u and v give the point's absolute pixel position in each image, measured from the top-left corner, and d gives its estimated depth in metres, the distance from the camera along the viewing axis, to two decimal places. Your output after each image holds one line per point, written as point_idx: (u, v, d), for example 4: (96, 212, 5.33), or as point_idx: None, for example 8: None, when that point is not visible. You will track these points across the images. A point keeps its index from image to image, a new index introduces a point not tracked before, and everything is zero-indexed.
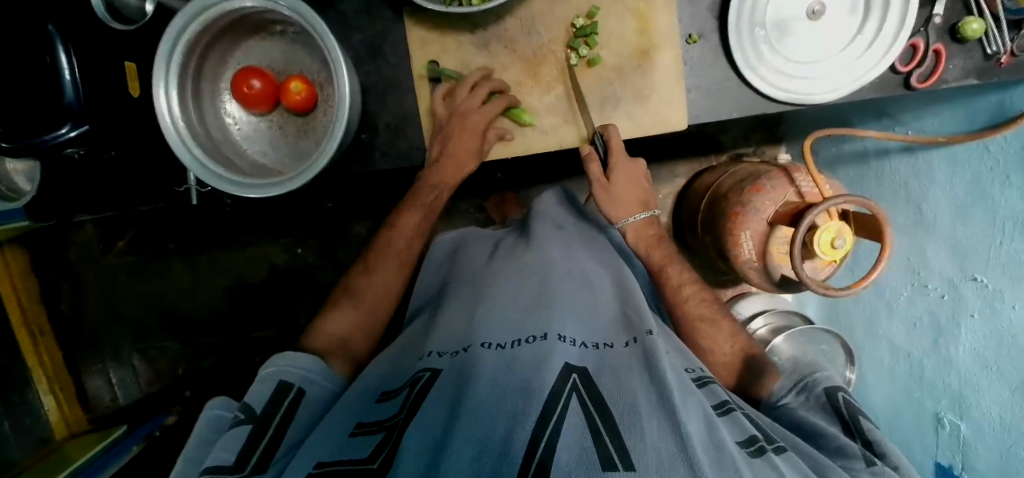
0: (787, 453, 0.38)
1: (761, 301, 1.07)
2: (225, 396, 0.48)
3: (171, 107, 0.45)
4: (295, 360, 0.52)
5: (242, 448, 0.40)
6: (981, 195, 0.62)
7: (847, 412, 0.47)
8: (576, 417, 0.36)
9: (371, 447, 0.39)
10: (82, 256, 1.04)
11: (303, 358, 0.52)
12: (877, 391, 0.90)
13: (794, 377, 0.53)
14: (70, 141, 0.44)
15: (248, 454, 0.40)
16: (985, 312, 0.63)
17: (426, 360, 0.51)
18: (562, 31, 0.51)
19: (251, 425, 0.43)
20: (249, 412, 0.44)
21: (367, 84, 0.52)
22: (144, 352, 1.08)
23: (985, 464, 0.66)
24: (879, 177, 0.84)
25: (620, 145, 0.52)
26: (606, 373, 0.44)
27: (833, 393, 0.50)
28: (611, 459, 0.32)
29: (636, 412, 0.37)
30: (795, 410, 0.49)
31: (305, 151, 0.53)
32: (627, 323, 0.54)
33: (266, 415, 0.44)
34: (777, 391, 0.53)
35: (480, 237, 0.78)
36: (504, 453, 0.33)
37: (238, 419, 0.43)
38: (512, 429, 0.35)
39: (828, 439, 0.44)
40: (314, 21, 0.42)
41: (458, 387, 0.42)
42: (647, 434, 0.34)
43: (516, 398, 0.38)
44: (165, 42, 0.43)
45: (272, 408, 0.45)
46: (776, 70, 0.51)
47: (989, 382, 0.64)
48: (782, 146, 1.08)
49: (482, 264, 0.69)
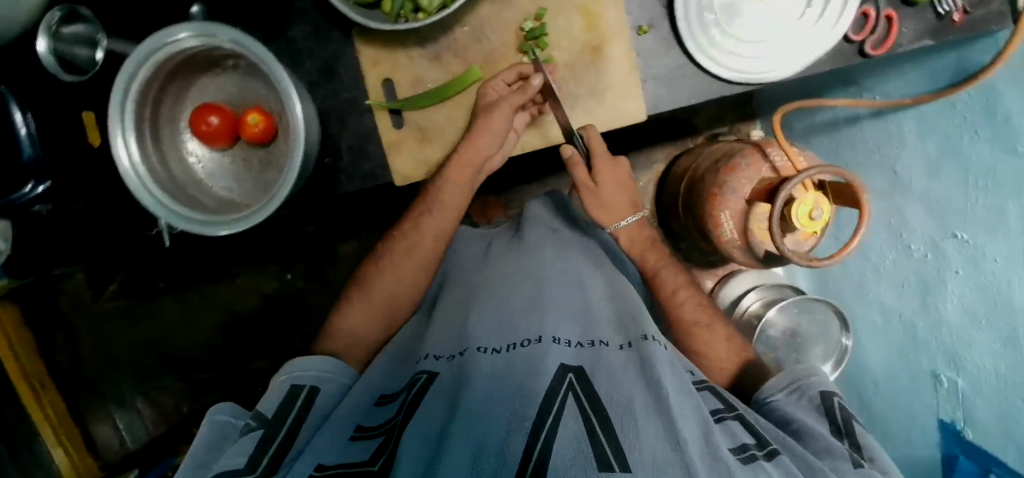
0: (777, 457, 0.39)
1: (750, 277, 1.07)
2: (232, 403, 0.48)
3: (131, 154, 0.45)
4: (306, 364, 0.51)
5: (253, 453, 0.40)
6: (954, 151, 0.63)
7: (840, 415, 0.47)
8: (571, 417, 0.36)
9: (373, 449, 0.40)
10: (74, 304, 1.05)
11: (315, 360, 0.52)
12: (874, 355, 0.90)
13: (787, 377, 0.52)
14: (38, 198, 0.45)
15: (262, 454, 0.40)
16: (969, 268, 0.63)
17: (423, 363, 0.51)
18: (512, 35, 0.52)
19: (263, 429, 0.42)
20: (261, 419, 0.44)
21: (324, 108, 0.52)
22: (147, 393, 1.09)
23: (986, 418, 0.66)
24: (853, 144, 0.84)
25: (601, 147, 0.54)
26: (601, 372, 0.43)
27: (828, 397, 0.49)
28: (607, 457, 0.32)
29: (632, 414, 0.37)
30: (783, 407, 0.49)
31: (270, 181, 0.53)
32: (620, 326, 0.55)
33: (276, 418, 0.44)
34: (768, 389, 0.52)
35: (471, 235, 0.78)
36: (503, 453, 0.33)
37: (250, 425, 0.43)
38: (507, 434, 0.34)
39: (815, 438, 0.43)
40: (259, 51, 0.42)
41: (455, 391, 0.42)
42: (644, 437, 0.34)
43: (510, 401, 0.38)
44: (116, 90, 0.43)
45: (281, 413, 0.44)
46: (729, 51, 0.51)
47: (981, 336, 0.64)
48: (756, 122, 1.08)
49: (476, 263, 0.69)
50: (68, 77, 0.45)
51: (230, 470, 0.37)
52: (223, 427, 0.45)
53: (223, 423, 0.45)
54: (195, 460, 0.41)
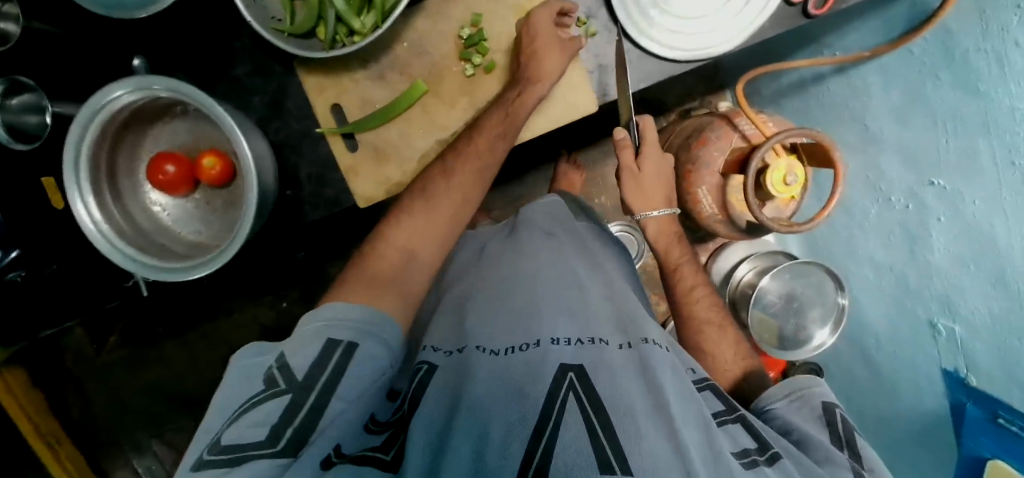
0: (778, 462, 0.40)
1: (741, 249, 1.07)
2: (258, 343, 0.43)
3: (92, 213, 0.45)
4: (340, 311, 0.42)
5: (277, 421, 0.34)
6: (920, 100, 0.62)
7: (843, 428, 0.47)
8: (573, 416, 0.36)
9: (383, 440, 0.38)
10: (78, 359, 1.06)
11: (353, 308, 0.42)
12: (871, 311, 0.89)
13: (788, 386, 0.52)
14: (13, 264, 0.49)
15: (283, 428, 0.34)
16: (951, 215, 0.63)
17: (423, 353, 0.52)
18: (451, 44, 0.52)
19: (291, 394, 0.36)
20: (289, 377, 0.37)
21: (278, 142, 0.53)
22: (163, 437, 1.10)
23: (988, 362, 0.65)
24: (821, 101, 0.83)
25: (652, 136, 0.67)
26: (601, 370, 0.43)
27: (831, 408, 0.49)
28: (609, 460, 0.32)
29: (632, 415, 0.37)
30: (786, 417, 0.49)
31: (235, 220, 0.54)
32: (620, 324, 0.55)
33: (308, 384, 0.37)
34: (769, 397, 0.53)
35: (471, 236, 0.78)
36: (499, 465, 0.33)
37: (275, 386, 0.36)
38: (507, 434, 0.35)
39: (817, 448, 0.44)
40: (190, 93, 0.42)
41: (455, 391, 0.42)
42: (646, 440, 0.35)
43: (510, 404, 0.38)
44: (67, 154, 0.43)
45: (317, 371, 0.37)
46: (668, 30, 0.51)
47: (971, 284, 0.64)
48: (727, 92, 1.08)
49: (473, 263, 0.70)
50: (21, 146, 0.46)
51: (248, 454, 0.32)
52: (249, 369, 0.40)
53: (249, 365, 0.40)
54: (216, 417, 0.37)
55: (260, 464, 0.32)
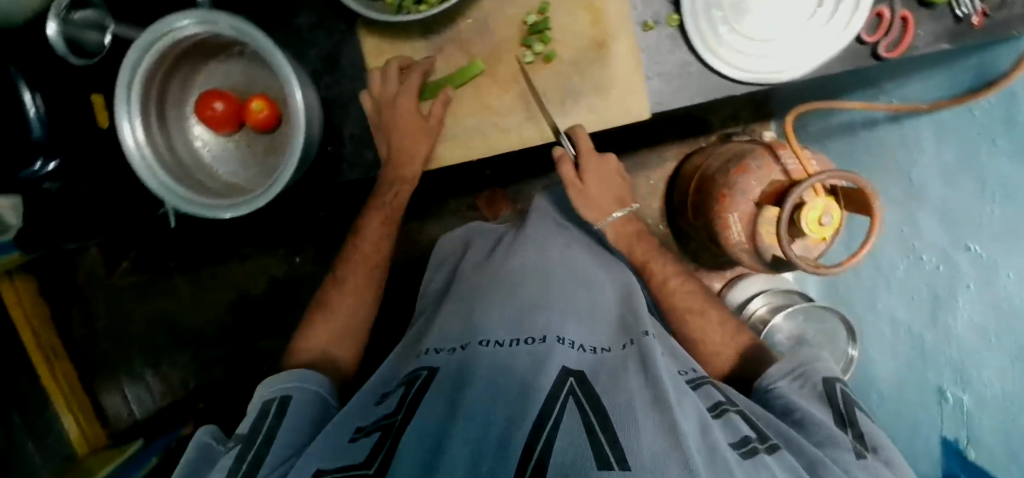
0: (779, 452, 0.39)
1: (758, 283, 1.04)
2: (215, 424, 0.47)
3: (138, 137, 0.46)
4: (276, 380, 0.51)
5: (234, 465, 0.40)
6: (969, 160, 0.61)
7: (844, 403, 0.46)
8: (570, 416, 0.37)
9: (369, 450, 0.39)
10: (90, 278, 1.08)
11: (286, 374, 0.51)
12: (881, 368, 0.88)
13: (791, 362, 0.51)
14: (49, 175, 0.45)
15: (240, 466, 0.39)
16: (981, 282, 0.61)
17: (425, 357, 0.53)
18: (515, 29, 0.51)
19: (241, 445, 0.42)
20: (236, 435, 0.44)
21: (327, 98, 0.53)
22: (157, 368, 1.12)
23: (992, 438, 0.64)
24: (868, 147, 0.82)
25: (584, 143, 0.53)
26: (602, 375, 0.44)
27: (832, 383, 0.48)
28: (606, 456, 0.32)
29: (632, 412, 0.37)
30: (788, 394, 0.48)
31: (273, 167, 0.54)
32: (623, 326, 0.55)
33: (252, 433, 0.43)
34: (771, 375, 0.50)
35: (483, 231, 0.78)
36: (503, 449, 0.33)
37: (232, 444, 0.43)
38: (508, 428, 0.35)
39: (819, 429, 0.43)
40: (256, 36, 0.42)
41: (457, 384, 0.43)
42: (644, 435, 0.35)
43: (511, 400, 0.39)
44: (123, 76, 0.43)
45: (256, 425, 0.44)
46: (735, 51, 0.50)
47: (990, 354, 0.62)
48: (771, 123, 1.06)
49: (483, 259, 0.69)
50: (78, 59, 0.45)
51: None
52: (204, 449, 0.44)
53: (204, 445, 0.44)
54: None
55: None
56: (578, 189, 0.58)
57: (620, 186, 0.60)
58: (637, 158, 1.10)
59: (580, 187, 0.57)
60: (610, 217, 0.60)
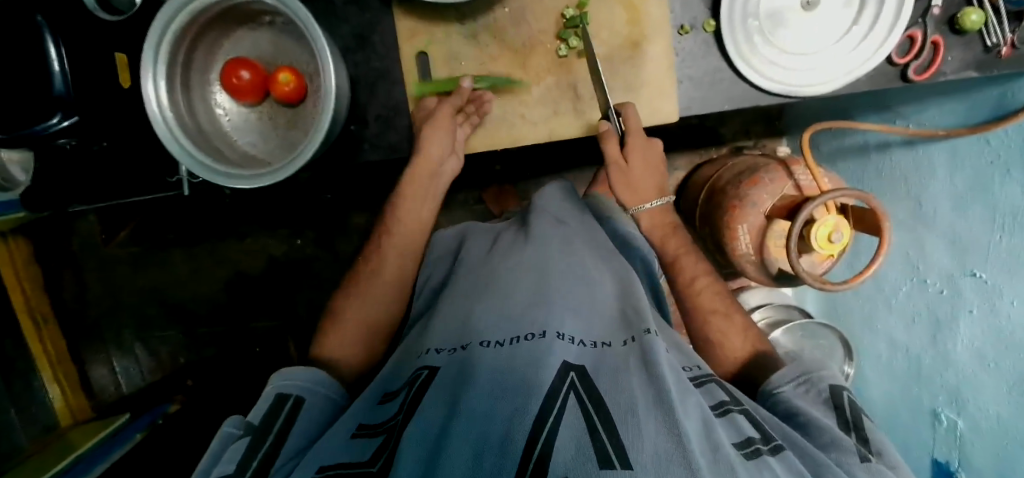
0: (783, 453, 0.38)
1: (761, 294, 1.05)
2: (240, 415, 0.45)
3: (160, 99, 0.45)
4: (291, 374, 0.50)
5: (242, 458, 0.39)
6: (982, 189, 0.61)
7: (849, 410, 0.46)
8: (572, 415, 0.36)
9: (372, 450, 0.39)
10: (84, 245, 1.06)
11: (301, 370, 0.51)
12: (874, 387, 0.89)
13: (796, 369, 0.51)
14: (63, 132, 0.44)
15: (249, 461, 0.39)
16: (983, 309, 0.62)
17: (424, 357, 0.51)
18: (552, 21, 0.51)
19: (251, 436, 0.42)
20: (248, 425, 0.43)
21: (356, 76, 0.52)
22: (147, 342, 1.10)
23: (982, 462, 0.66)
24: (880, 169, 0.83)
25: (637, 127, 0.51)
26: (603, 372, 0.43)
27: (838, 391, 0.48)
28: (608, 455, 0.32)
29: (634, 411, 0.37)
30: (793, 399, 0.48)
31: (294, 141, 0.53)
32: (624, 321, 0.54)
33: (264, 425, 0.43)
34: (775, 380, 0.50)
35: (479, 230, 0.77)
36: (505, 443, 0.33)
37: (238, 433, 0.42)
38: (509, 428, 0.35)
39: (822, 431, 0.43)
40: (297, 8, 0.42)
41: (458, 384, 0.42)
42: (646, 436, 0.34)
43: (512, 397, 0.38)
44: (151, 37, 0.43)
45: (269, 420, 0.44)
46: (769, 61, 0.50)
47: (987, 379, 0.63)
48: (782, 139, 1.07)
49: (481, 257, 0.68)
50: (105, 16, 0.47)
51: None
52: (231, 440, 0.42)
53: (231, 435, 0.42)
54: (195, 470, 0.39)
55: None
56: (620, 168, 0.54)
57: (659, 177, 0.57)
58: None
59: (624, 168, 0.54)
60: (643, 206, 0.56)
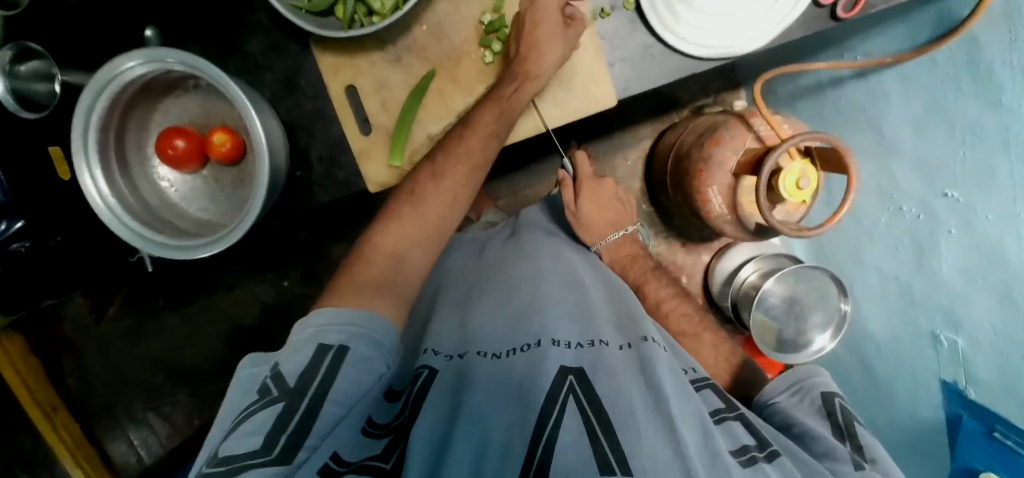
0: (778, 460, 0.40)
1: (747, 250, 1.06)
2: (259, 352, 0.43)
3: (99, 186, 0.44)
4: (341, 314, 0.43)
5: (269, 432, 0.34)
6: (939, 109, 0.61)
7: (843, 416, 0.48)
8: (572, 419, 0.37)
9: (383, 444, 0.41)
10: (77, 328, 1.07)
11: (341, 312, 0.43)
12: (874, 320, 0.90)
13: (788, 378, 0.53)
14: (18, 234, 0.47)
15: (277, 438, 0.34)
16: (961, 225, 0.62)
17: (424, 357, 0.50)
18: (472, 30, 0.51)
19: (284, 403, 0.36)
20: (282, 387, 0.37)
21: (291, 122, 0.52)
22: (159, 408, 1.10)
23: (988, 376, 0.64)
24: (838, 105, 0.82)
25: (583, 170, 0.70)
26: (601, 372, 0.43)
27: (829, 397, 0.50)
28: (609, 460, 0.34)
29: (633, 414, 0.38)
30: (787, 409, 0.50)
31: (244, 198, 0.53)
32: (622, 327, 0.54)
33: (298, 390, 0.37)
34: (770, 391, 0.53)
35: (472, 239, 0.77)
36: (506, 453, 0.36)
37: (268, 396, 0.36)
38: (509, 438, 0.37)
39: (816, 441, 0.45)
40: (211, 71, 0.41)
41: (457, 392, 0.43)
42: (645, 438, 0.36)
43: (510, 406, 0.40)
44: (77, 124, 0.42)
45: (308, 377, 0.38)
46: (692, 26, 0.49)
47: (977, 294, 0.63)
48: (741, 90, 1.06)
49: (473, 266, 0.68)
50: (37, 43, 0.45)
51: (242, 460, 0.32)
52: (248, 381, 0.40)
53: (248, 377, 0.40)
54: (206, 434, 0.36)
55: (261, 469, 0.32)
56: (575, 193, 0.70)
57: (619, 210, 0.73)
58: (612, 140, 1.09)
59: (575, 203, 0.69)
60: (605, 238, 0.72)
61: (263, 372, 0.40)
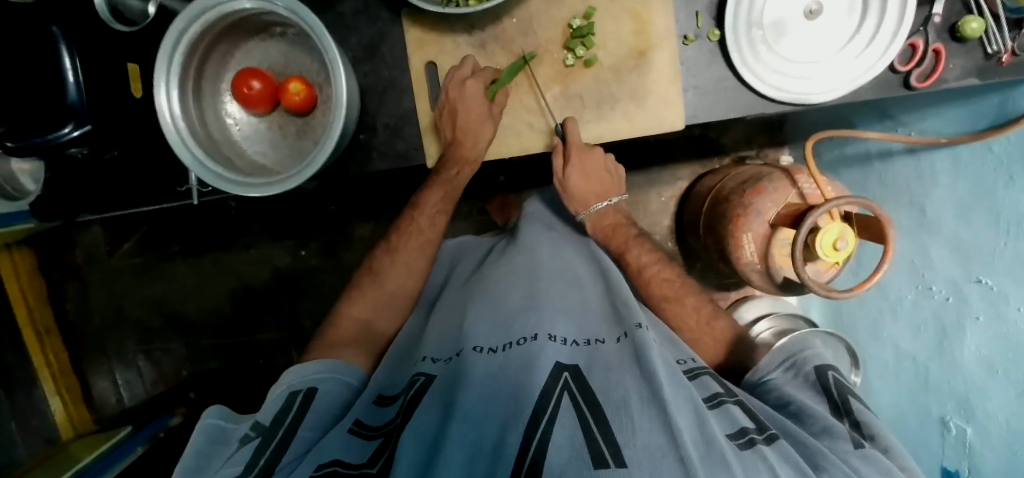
0: (778, 442, 0.36)
1: (763, 305, 1.04)
2: (223, 405, 0.45)
3: (172, 105, 0.45)
4: (303, 370, 0.49)
5: (248, 462, 0.38)
6: (985, 194, 0.61)
7: (837, 392, 0.44)
8: (567, 416, 0.35)
9: (371, 451, 0.39)
10: (89, 258, 1.06)
11: (313, 365, 0.50)
12: (881, 397, 0.88)
13: (780, 353, 0.49)
14: (74, 142, 0.44)
15: (257, 461, 0.38)
16: (989, 315, 0.61)
17: (419, 365, 0.49)
18: (559, 31, 0.52)
19: (260, 438, 0.41)
20: (257, 426, 0.42)
21: (366, 86, 0.54)
22: (150, 353, 1.09)
23: (992, 469, 0.64)
24: (882, 178, 0.84)
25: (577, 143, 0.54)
26: (597, 369, 0.42)
27: (824, 372, 0.46)
28: (602, 454, 0.31)
29: (627, 408, 0.35)
30: (781, 387, 0.46)
31: (304, 150, 0.53)
32: (616, 317, 0.52)
33: (274, 425, 0.42)
34: (762, 368, 0.49)
35: (475, 246, 0.74)
36: (497, 454, 0.32)
37: (248, 435, 0.41)
38: (504, 430, 0.34)
39: (813, 420, 0.41)
40: (310, 20, 0.42)
41: (451, 390, 0.40)
42: (639, 431, 0.33)
43: (506, 398, 0.37)
44: (170, 35, 0.43)
45: (280, 418, 0.43)
46: (773, 70, 0.50)
47: (996, 385, 0.62)
48: (785, 148, 1.07)
49: (470, 274, 0.65)
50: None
51: None
52: (214, 433, 0.42)
53: (214, 428, 0.42)
54: (185, 465, 0.38)
55: None
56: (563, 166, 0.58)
57: (607, 180, 0.65)
58: (650, 173, 1.11)
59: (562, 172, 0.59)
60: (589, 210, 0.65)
61: (233, 429, 0.43)
